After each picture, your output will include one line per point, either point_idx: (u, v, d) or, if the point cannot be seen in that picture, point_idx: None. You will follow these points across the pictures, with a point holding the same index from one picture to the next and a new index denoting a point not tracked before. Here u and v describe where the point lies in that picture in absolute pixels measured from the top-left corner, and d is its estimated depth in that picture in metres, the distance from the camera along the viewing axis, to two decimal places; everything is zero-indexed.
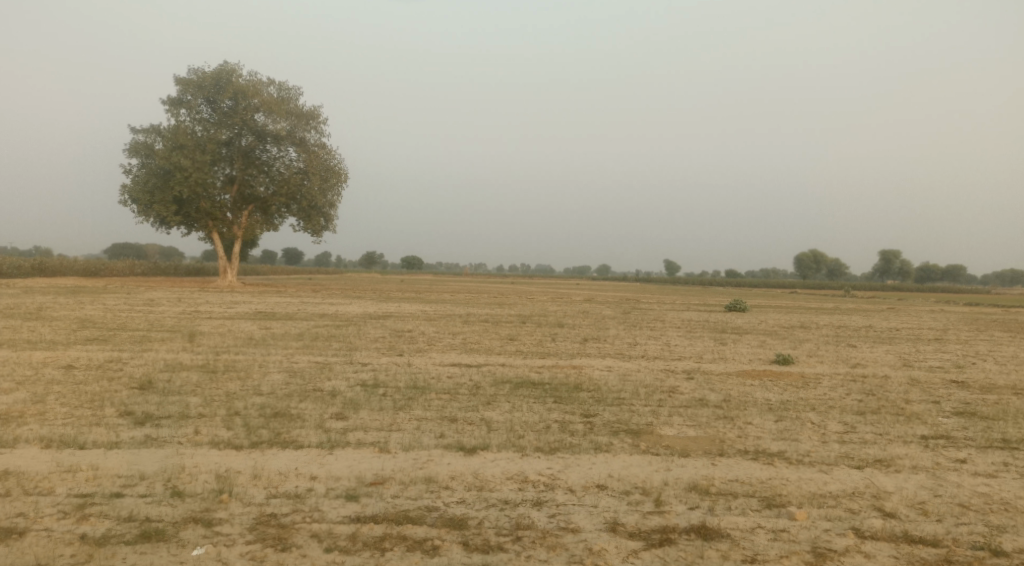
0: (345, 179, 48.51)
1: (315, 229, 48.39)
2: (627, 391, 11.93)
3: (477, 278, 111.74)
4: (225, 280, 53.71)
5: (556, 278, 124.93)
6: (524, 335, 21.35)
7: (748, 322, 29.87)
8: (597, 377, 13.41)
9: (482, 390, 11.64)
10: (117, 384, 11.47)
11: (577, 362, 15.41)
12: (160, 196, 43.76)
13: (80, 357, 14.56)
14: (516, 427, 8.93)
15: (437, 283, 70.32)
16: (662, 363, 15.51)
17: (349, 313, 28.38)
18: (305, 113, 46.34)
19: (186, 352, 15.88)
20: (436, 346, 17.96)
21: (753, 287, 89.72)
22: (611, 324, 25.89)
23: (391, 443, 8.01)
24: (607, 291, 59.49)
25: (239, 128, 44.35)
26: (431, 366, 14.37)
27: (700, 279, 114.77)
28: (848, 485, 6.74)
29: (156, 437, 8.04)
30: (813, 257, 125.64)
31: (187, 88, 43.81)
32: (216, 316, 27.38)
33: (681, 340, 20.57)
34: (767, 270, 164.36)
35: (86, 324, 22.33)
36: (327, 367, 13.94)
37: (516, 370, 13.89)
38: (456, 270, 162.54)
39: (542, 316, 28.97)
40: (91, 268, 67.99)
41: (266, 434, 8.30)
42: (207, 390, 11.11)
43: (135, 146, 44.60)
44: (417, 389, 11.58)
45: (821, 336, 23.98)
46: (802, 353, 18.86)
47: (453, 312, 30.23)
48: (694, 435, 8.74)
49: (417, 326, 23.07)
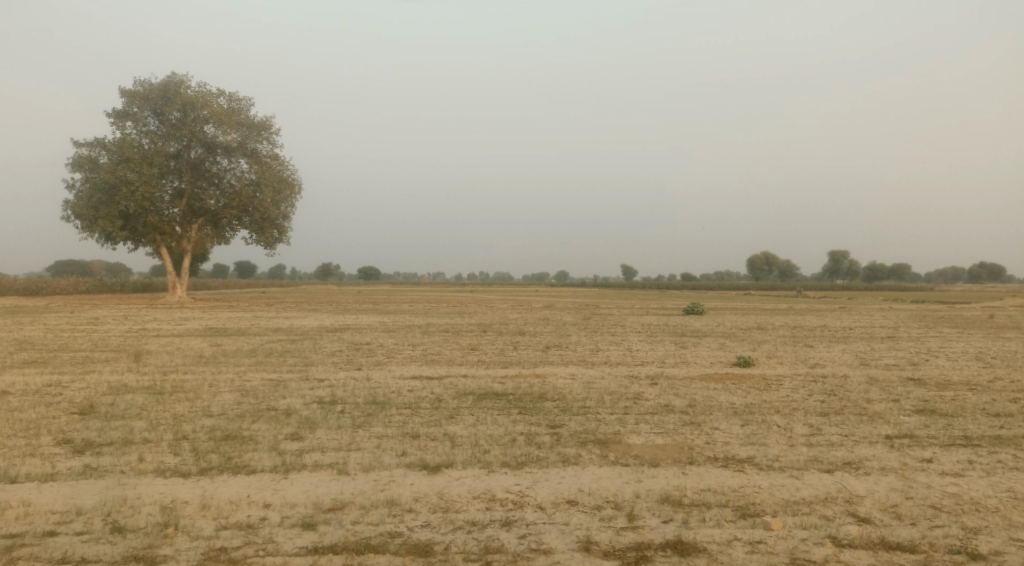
0: (298, 190, 47.63)
1: (268, 242, 47.38)
2: (592, 399, 11.74)
3: (434, 288, 111.05)
4: (175, 296, 52.21)
5: (514, 286, 125.00)
6: (485, 344, 21.07)
7: (707, 324, 30.09)
8: (561, 385, 13.21)
9: (444, 403, 11.32)
10: (57, 410, 10.85)
11: (540, 370, 15.19)
12: (105, 211, 42.34)
13: (17, 382, 13.79)
14: (480, 441, 8.64)
15: (395, 293, 69.56)
16: (625, 370, 15.38)
17: (305, 327, 27.75)
18: (257, 123, 45.42)
19: (133, 373, 15.20)
20: (395, 358, 17.55)
21: (709, 290, 91.04)
22: (572, 331, 25.76)
23: (350, 463, 7.65)
24: (566, 298, 59.59)
25: (187, 140, 43.25)
26: (391, 379, 13.99)
27: (657, 283, 115.97)
28: (821, 490, 6.62)
29: (96, 466, 7.54)
30: (765, 259, 128.13)
31: (132, 99, 42.57)
32: (165, 334, 26.48)
33: (642, 346, 20.53)
34: (722, 273, 167.11)
35: (25, 346, 21.34)
36: (282, 384, 13.46)
37: (478, 381, 13.61)
38: (413, 280, 161.42)
39: (502, 324, 28.72)
40: (32, 287, 65.56)
41: (217, 459, 7.86)
42: (153, 413, 10.56)
43: (78, 160, 43.15)
44: (377, 404, 11.20)
45: (779, 337, 24.22)
46: (762, 354, 18.95)
47: (411, 323, 29.79)
48: (662, 443, 8.57)
49: (376, 338, 22.61)
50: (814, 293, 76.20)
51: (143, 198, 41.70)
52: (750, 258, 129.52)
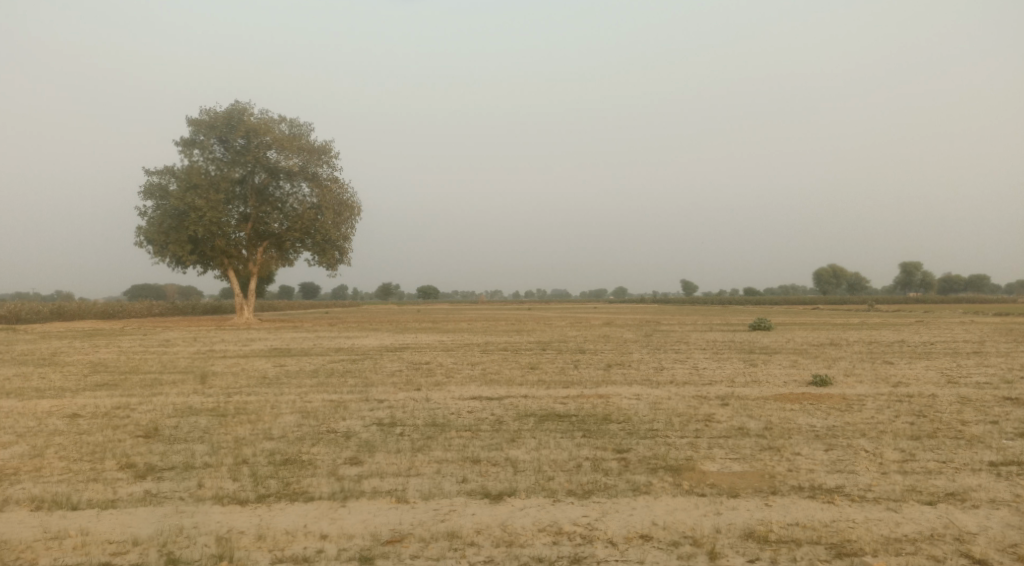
0: (358, 212, 48.28)
1: (330, 263, 48.08)
2: (660, 421, 11.20)
3: (493, 306, 111.16)
4: (242, 317, 53.46)
5: (573, 303, 124.19)
6: (545, 363, 20.64)
7: (775, 341, 28.95)
8: (627, 406, 12.69)
9: (505, 426, 10.94)
10: (122, 433, 10.90)
11: (603, 390, 14.67)
12: (175, 236, 43.75)
13: (88, 404, 14.02)
14: (545, 467, 8.24)
15: (455, 312, 69.66)
16: (693, 389, 14.73)
17: (366, 347, 27.86)
18: (317, 147, 46.32)
19: (198, 395, 15.33)
20: (455, 378, 17.28)
21: (774, 305, 88.37)
22: (634, 349, 25.12)
23: (410, 490, 7.34)
24: (626, 314, 58.75)
25: (251, 166, 44.39)
26: (451, 400, 13.70)
27: (719, 299, 113.46)
28: (924, 526, 5.98)
29: (155, 492, 7.41)
30: (833, 272, 124.05)
31: (199, 128, 44.03)
32: (230, 355, 26.90)
33: (709, 364, 19.79)
34: (787, 288, 162.61)
35: (98, 368, 21.90)
36: (342, 406, 13.32)
37: (540, 402, 13.20)
38: (473, 299, 162.03)
39: (562, 342, 28.22)
40: (109, 311, 68.16)
41: (275, 486, 7.66)
42: (214, 436, 10.49)
43: (150, 188, 44.77)
44: (437, 427, 10.91)
45: (855, 354, 23.04)
46: (838, 372, 17.97)
47: (471, 342, 29.60)
48: (740, 470, 8.00)
49: (435, 358, 22.45)
50: (887, 308, 73.02)
51: (211, 223, 42.92)
52: (817, 272, 125.51)
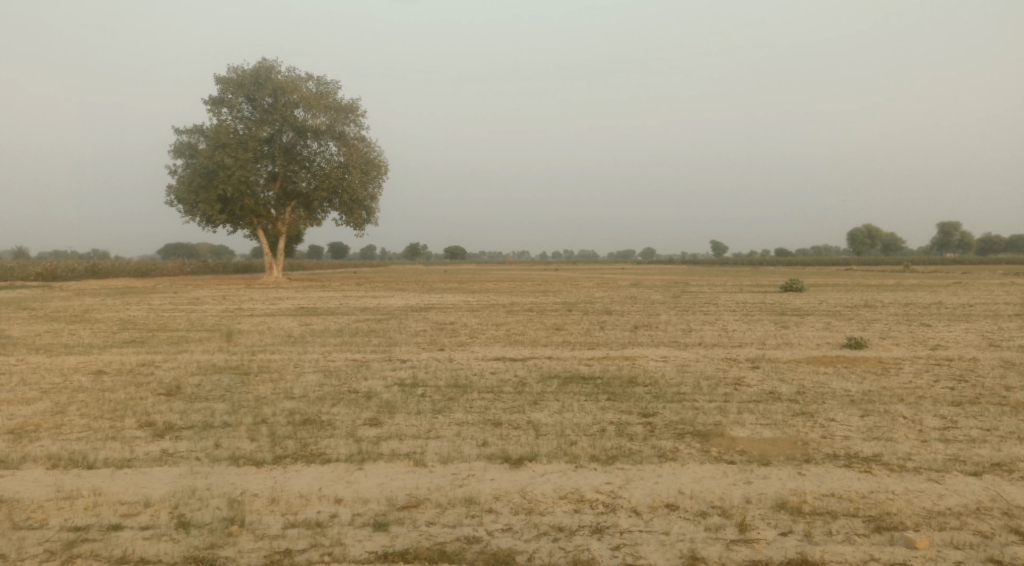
0: (385, 171, 47.96)
1: (357, 223, 47.96)
2: (688, 384, 10.87)
3: (520, 266, 110.81)
4: (271, 276, 53.86)
5: (601, 264, 123.52)
6: (571, 323, 20.35)
7: (807, 302, 28.30)
8: (653, 368, 12.38)
9: (528, 388, 10.71)
10: (145, 391, 10.88)
11: (629, 352, 14.37)
12: (204, 195, 43.93)
13: (114, 361, 14.09)
14: (567, 430, 8.00)
15: (481, 272, 69.26)
16: (722, 352, 14.35)
17: (391, 307, 27.81)
18: (344, 106, 45.90)
19: (222, 353, 15.31)
20: (479, 339, 17.07)
21: (804, 265, 86.47)
22: (662, 309, 24.71)
23: (429, 454, 7.14)
24: (655, 275, 58.16)
25: (279, 124, 44.18)
26: (474, 361, 13.48)
27: (749, 259, 111.83)
28: (969, 499, 5.63)
29: (172, 452, 7.31)
30: (867, 233, 121.39)
31: (227, 86, 43.84)
32: (258, 313, 27.03)
33: (738, 326, 19.37)
34: (819, 248, 159.76)
35: (127, 326, 22.10)
36: (365, 365, 13.20)
37: (565, 364, 12.93)
38: (500, 258, 161.73)
39: (588, 303, 27.88)
40: (142, 269, 69.15)
41: (292, 447, 7.51)
42: (235, 395, 10.41)
43: (179, 147, 44.90)
44: (459, 388, 10.71)
45: (890, 316, 22.40)
46: (873, 335, 17.43)
47: (496, 301, 29.40)
48: (772, 437, 7.69)
49: (460, 318, 22.29)
50: (923, 269, 71.24)
51: (239, 182, 42.98)
52: (851, 232, 122.88)
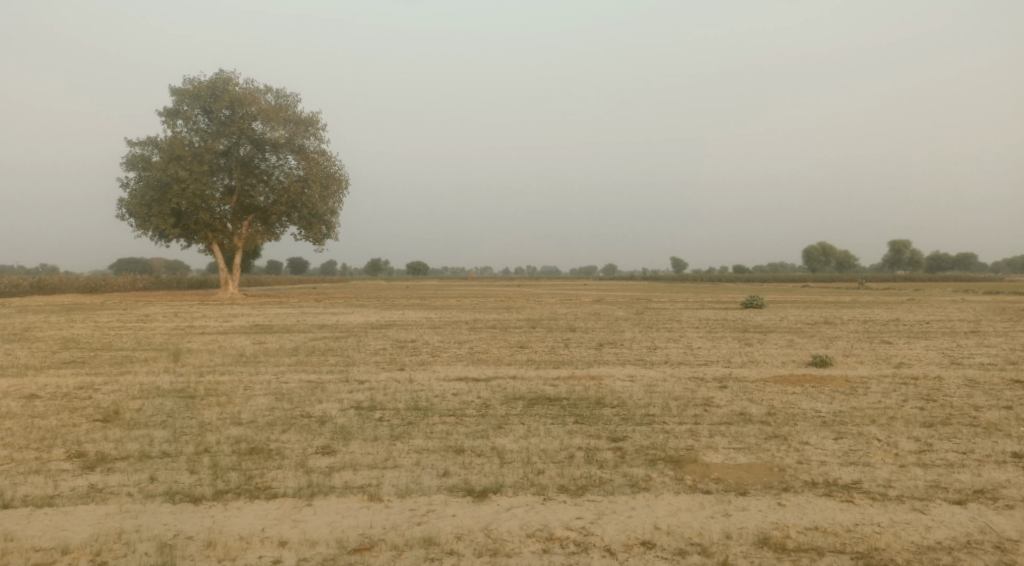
0: (346, 185, 47.15)
1: (317, 238, 47.03)
2: (656, 405, 10.52)
3: (483, 281, 110.29)
4: (227, 292, 52.48)
5: (563, 280, 123.81)
6: (535, 341, 19.93)
7: (768, 319, 28.37)
8: (620, 389, 12.01)
9: (492, 410, 10.24)
10: (79, 417, 10.13)
11: (595, 371, 13.99)
12: (158, 208, 42.63)
13: (50, 384, 13.22)
14: (534, 458, 7.56)
15: (442, 289, 68.63)
16: (689, 370, 14.07)
17: (350, 324, 27.07)
18: (304, 119, 45.11)
19: (168, 374, 14.52)
20: (440, 357, 16.55)
21: (762, 282, 87.91)
22: (626, 327, 24.47)
23: (385, 486, 6.62)
24: (616, 291, 58.31)
25: (236, 137, 43.13)
26: (435, 382, 12.95)
27: (708, 276, 113.08)
28: (958, 532, 5.33)
29: (101, 487, 6.67)
30: (822, 251, 123.92)
31: (183, 98, 42.73)
32: (210, 331, 26.03)
33: (703, 343, 19.16)
34: (776, 265, 162.60)
35: (70, 345, 21.02)
36: (320, 387, 12.58)
37: (529, 384, 12.49)
38: (462, 275, 160.96)
39: (552, 320, 27.53)
40: (91, 285, 66.88)
41: (236, 480, 6.92)
42: (178, 421, 9.73)
43: (131, 159, 43.56)
44: (419, 411, 10.20)
45: (851, 333, 22.49)
46: (837, 352, 17.37)
47: (459, 319, 28.86)
48: (746, 463, 7.36)
49: (421, 336, 21.69)
50: (877, 286, 72.72)
51: (195, 196, 41.83)
52: (806, 249, 125.20)
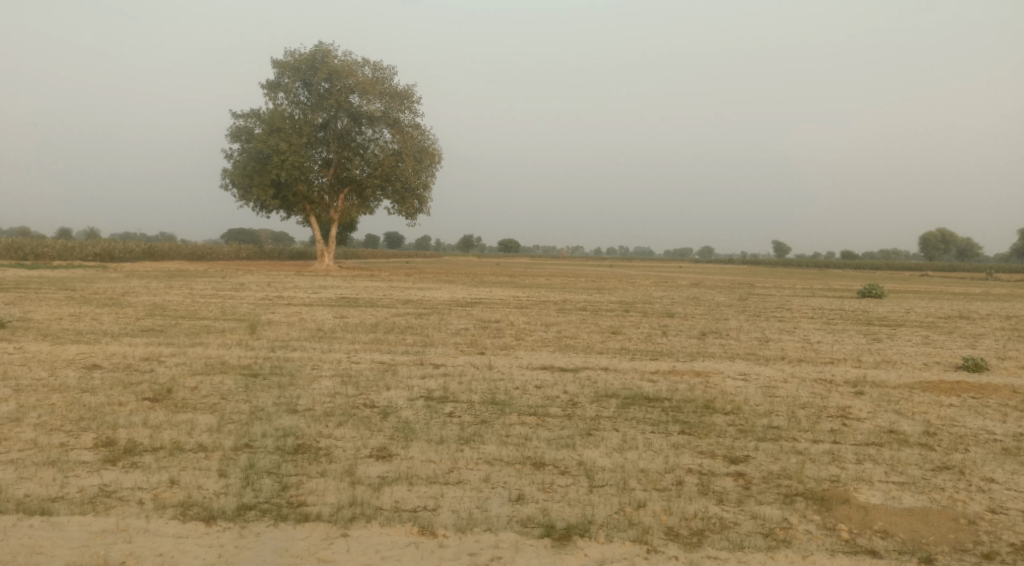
0: (440, 160, 46.21)
1: (409, 212, 46.34)
2: (779, 414, 8.73)
3: (575, 261, 108.60)
4: (322, 264, 52.97)
5: (657, 262, 120.26)
6: (630, 327, 18.21)
7: (892, 311, 25.47)
8: (732, 389, 10.23)
9: (580, 411, 8.73)
10: (129, 394, 9.27)
11: (700, 365, 12.21)
12: (258, 180, 43.17)
13: (117, 353, 12.61)
14: (632, 481, 6.01)
15: (534, 267, 67.32)
16: (812, 370, 12.07)
17: (436, 300, 26.06)
18: (400, 92, 44.32)
19: (239, 348, 13.72)
20: (525, 341, 15.11)
21: (874, 270, 81.81)
22: (730, 314, 22.34)
23: (443, 512, 5.24)
24: (714, 274, 55.65)
25: (334, 110, 43.02)
26: (517, 370, 11.57)
27: (813, 261, 106.90)
28: None
29: (111, 490, 5.58)
30: (941, 237, 115.27)
31: (284, 71, 42.94)
32: (296, 302, 25.59)
33: (823, 337, 16.94)
34: (887, 253, 152.72)
35: (156, 312, 20.84)
36: (391, 370, 11.40)
37: (624, 378, 10.88)
38: (555, 254, 159.26)
39: (648, 303, 25.62)
40: (198, 252, 69.40)
41: (268, 489, 5.72)
42: (230, 405, 8.71)
43: (235, 131, 44.27)
44: (495, 408, 8.79)
45: (996, 331, 19.59)
46: (989, 354, 14.82)
47: (548, 298, 27.36)
48: (916, 506, 5.59)
49: (507, 316, 20.36)
50: (1006, 278, 66.31)
51: (293, 167, 41.96)
52: (923, 236, 116.64)
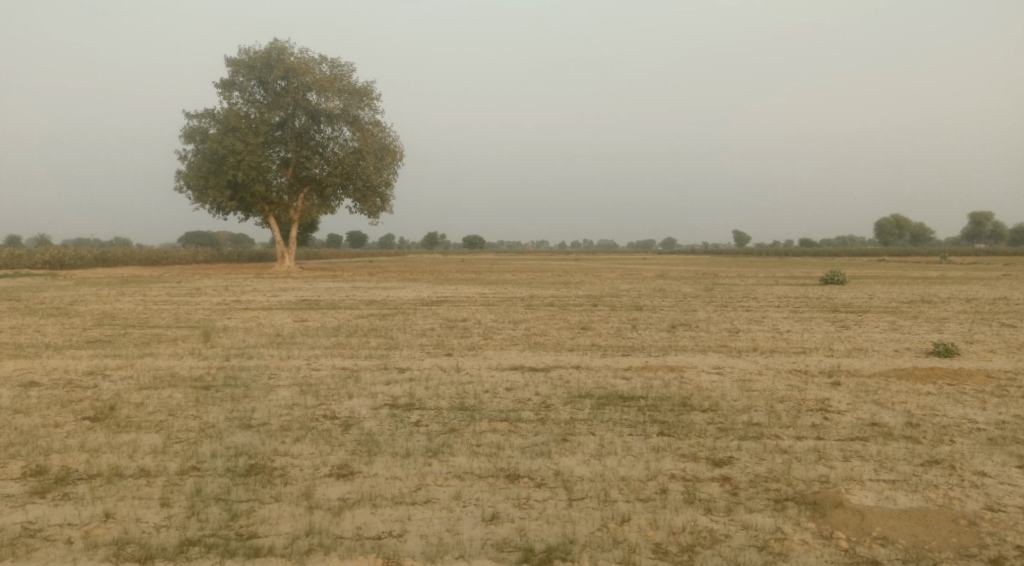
0: (401, 157, 45.44)
1: (371, 211, 45.50)
2: (759, 410, 8.42)
3: (540, 256, 108.59)
4: (282, 266, 51.80)
5: (620, 254, 120.83)
6: (599, 322, 17.88)
7: (857, 297, 25.62)
8: (708, 384, 9.91)
9: (553, 414, 8.31)
10: (68, 414, 8.59)
11: (673, 360, 11.87)
12: (214, 181, 41.93)
13: (58, 368, 11.82)
14: (614, 492, 5.61)
15: (498, 262, 66.92)
16: (787, 361, 11.83)
17: (400, 300, 25.45)
18: (359, 89, 43.43)
19: (192, 357, 13.01)
20: (494, 341, 14.66)
21: (832, 257, 83.23)
22: (698, 305, 22.16)
23: (411, 539, 4.77)
24: (678, 266, 55.97)
25: (291, 109, 41.98)
26: (485, 372, 11.10)
27: (773, 249, 108.23)
28: None
29: (37, 529, 5.00)
30: (894, 223, 117.76)
31: (238, 69, 41.71)
32: (255, 306, 24.75)
33: (793, 326, 16.80)
34: (844, 239, 155.67)
35: (106, 321, 19.87)
36: (353, 377, 10.85)
37: (596, 377, 10.49)
38: (520, 249, 158.61)
39: (615, 296, 25.35)
40: (153, 257, 67.45)
41: (216, 519, 5.19)
42: (178, 423, 8.10)
43: (188, 131, 42.93)
44: (464, 414, 8.32)
45: (960, 314, 19.73)
46: (957, 338, 14.80)
47: (515, 294, 26.95)
48: (913, 508, 5.28)
49: (473, 314, 19.87)
50: (961, 261, 67.79)
51: (250, 168, 40.85)
52: (878, 222, 119.06)
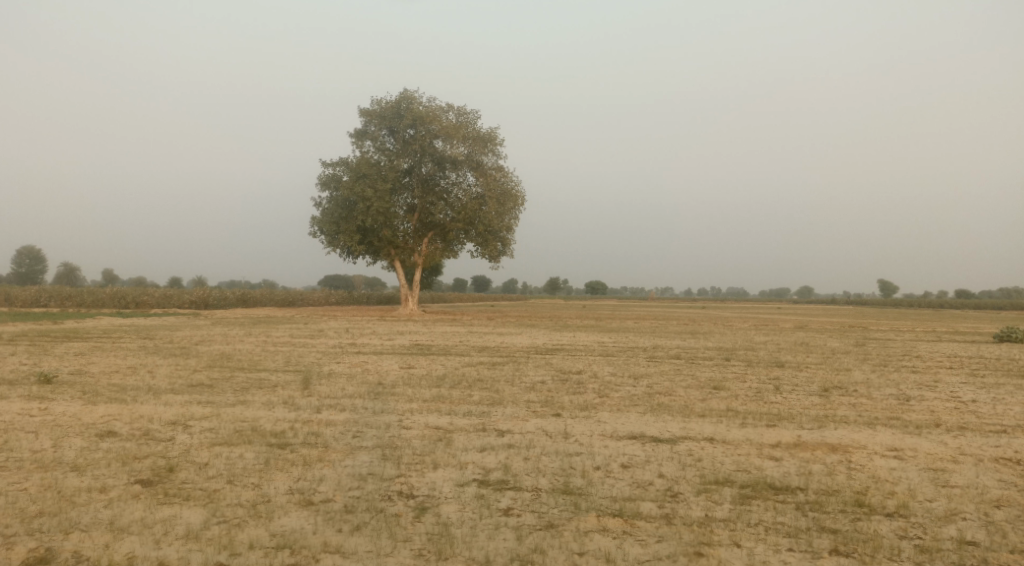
0: (523, 202, 44.74)
1: (492, 255, 44.88)
2: (969, 520, 6.18)
3: (666, 303, 104.67)
4: (405, 309, 52.00)
5: (751, 304, 114.44)
6: (735, 381, 15.53)
7: None
8: (886, 474, 7.67)
9: (683, 508, 6.42)
10: (122, 475, 7.60)
11: (835, 436, 9.57)
12: (344, 226, 42.79)
13: (144, 416, 11.09)
14: None
15: (623, 308, 64.11)
16: (988, 444, 9.25)
17: (514, 347, 23.93)
18: (483, 135, 43.38)
19: (282, 408, 11.99)
20: (611, 400, 12.81)
21: (997, 310, 74.30)
22: (851, 364, 19.16)
23: None
24: (819, 316, 51.26)
25: (419, 156, 42.37)
26: (598, 441, 9.30)
27: (926, 301, 98.47)
28: None
29: None
30: None
31: (370, 119, 42.69)
32: (367, 350, 24.05)
33: (980, 395, 13.77)
34: (1008, 290, 140.69)
35: (218, 363, 19.53)
36: (445, 440, 9.37)
37: (735, 455, 8.45)
38: (644, 295, 153.61)
39: (750, 351, 22.65)
40: (288, 298, 70.04)
41: None
42: (232, 494, 6.89)
43: (323, 179, 44.22)
44: (567, 501, 6.61)
45: None
46: None
47: (637, 344, 24.77)
48: None
49: (590, 366, 18.03)
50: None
51: (379, 214, 41.45)
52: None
